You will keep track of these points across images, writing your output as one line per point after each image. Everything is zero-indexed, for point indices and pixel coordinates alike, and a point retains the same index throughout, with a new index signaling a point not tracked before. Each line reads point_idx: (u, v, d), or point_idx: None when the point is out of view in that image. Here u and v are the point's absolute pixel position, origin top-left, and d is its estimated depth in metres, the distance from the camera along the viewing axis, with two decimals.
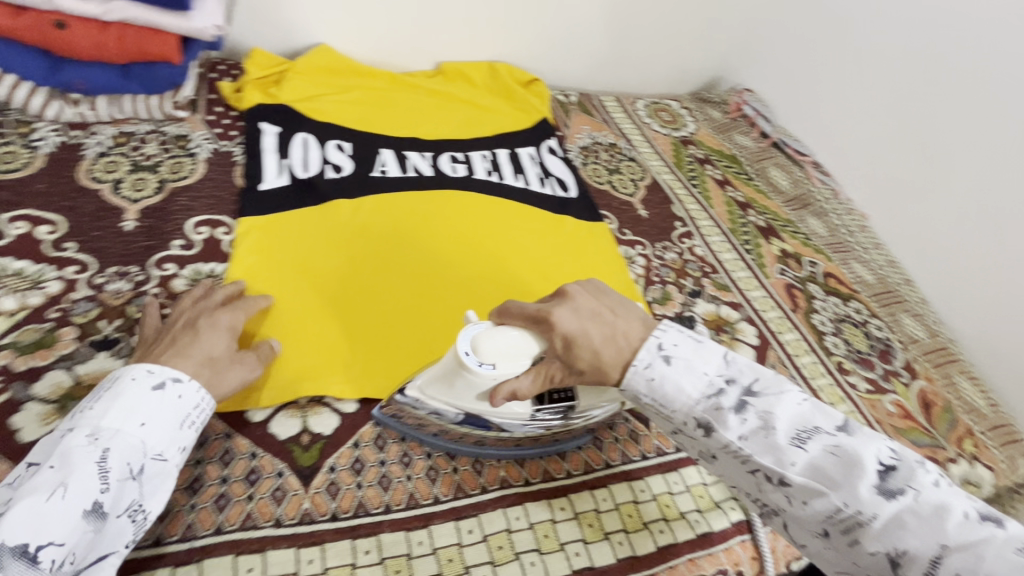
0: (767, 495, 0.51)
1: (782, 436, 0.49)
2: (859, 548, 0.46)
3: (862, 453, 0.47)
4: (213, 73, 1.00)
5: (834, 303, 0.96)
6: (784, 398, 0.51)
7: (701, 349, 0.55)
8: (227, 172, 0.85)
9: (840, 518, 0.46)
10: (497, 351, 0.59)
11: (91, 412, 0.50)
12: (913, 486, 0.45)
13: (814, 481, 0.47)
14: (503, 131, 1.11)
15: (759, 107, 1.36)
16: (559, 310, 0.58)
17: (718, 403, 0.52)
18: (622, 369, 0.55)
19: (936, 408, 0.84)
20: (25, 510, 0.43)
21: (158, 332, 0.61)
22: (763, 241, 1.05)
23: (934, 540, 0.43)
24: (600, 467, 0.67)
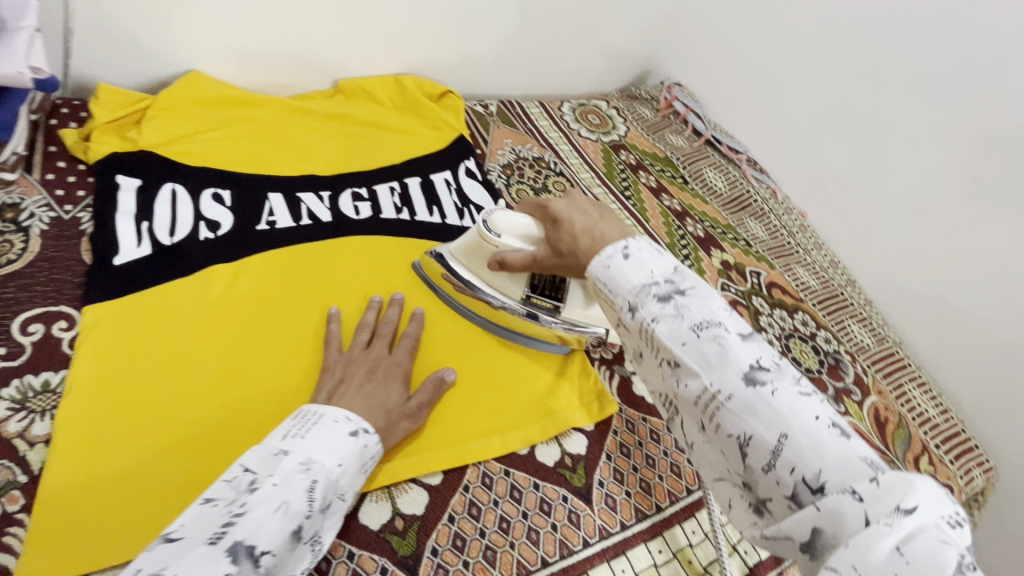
0: (664, 381, 0.47)
1: (688, 321, 0.45)
2: (719, 433, 0.43)
3: (746, 350, 0.44)
4: (52, 119, 0.83)
5: (780, 317, 0.91)
6: (708, 297, 0.47)
7: (661, 254, 0.51)
8: (70, 247, 0.71)
9: (708, 400, 0.43)
10: (506, 226, 0.67)
11: (303, 439, 0.48)
12: (784, 388, 0.42)
13: (696, 365, 0.44)
14: (415, 156, 0.99)
15: (690, 101, 1.29)
16: (557, 201, 0.61)
17: (646, 291, 0.48)
18: (590, 254, 0.53)
19: (890, 425, 0.80)
20: (256, 519, 0.41)
21: (344, 369, 0.61)
22: (703, 254, 0.99)
23: (779, 430, 0.40)
24: (536, 568, 0.56)
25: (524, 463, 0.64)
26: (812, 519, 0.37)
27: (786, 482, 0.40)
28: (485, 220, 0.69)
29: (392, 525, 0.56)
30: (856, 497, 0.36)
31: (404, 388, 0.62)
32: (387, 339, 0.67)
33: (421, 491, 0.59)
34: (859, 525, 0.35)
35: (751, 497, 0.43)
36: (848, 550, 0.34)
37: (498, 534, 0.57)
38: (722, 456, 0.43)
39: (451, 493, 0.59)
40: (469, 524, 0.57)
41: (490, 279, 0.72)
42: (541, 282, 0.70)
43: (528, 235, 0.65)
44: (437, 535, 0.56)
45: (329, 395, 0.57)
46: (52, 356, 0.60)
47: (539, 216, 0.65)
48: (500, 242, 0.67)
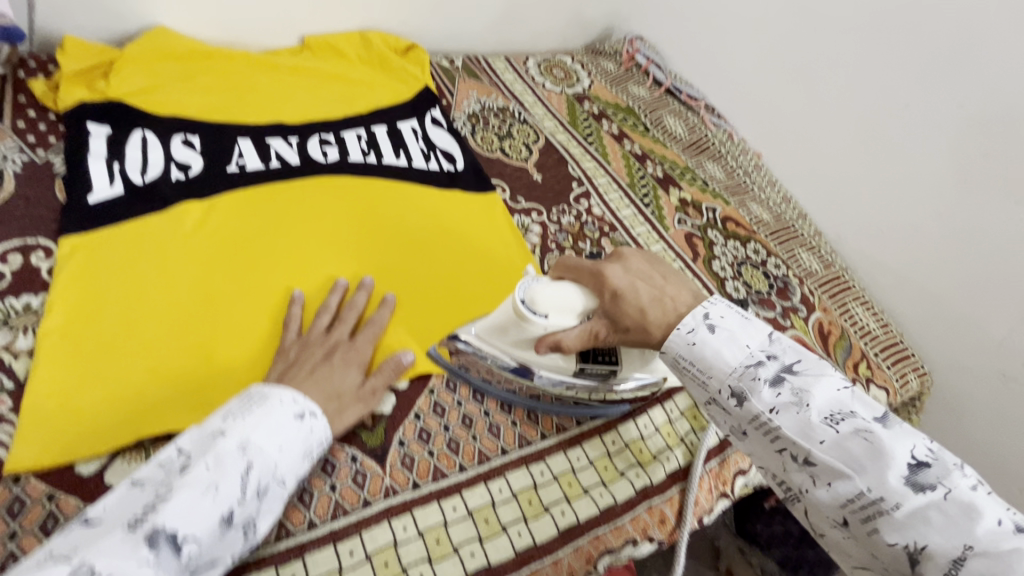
0: (790, 476, 0.51)
1: (817, 414, 0.49)
2: (878, 539, 0.46)
3: (898, 445, 0.47)
4: (21, 72, 0.85)
5: (733, 247, 0.96)
6: (823, 381, 0.51)
7: (747, 324, 0.55)
8: (43, 187, 0.73)
9: (861, 503, 0.46)
10: (551, 304, 0.59)
11: (243, 422, 0.49)
12: (953, 486, 0.44)
13: (835, 459, 0.48)
14: (382, 106, 1.02)
15: (652, 54, 1.33)
16: (611, 269, 0.61)
17: (754, 377, 0.52)
18: (665, 330, 0.56)
19: (833, 337, 0.86)
20: (180, 503, 0.42)
21: (299, 352, 0.62)
22: (662, 192, 1.03)
23: (960, 539, 0.42)
24: (496, 456, 0.61)
25: None
26: None
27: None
28: (523, 297, 0.60)
29: (362, 421, 0.60)
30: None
31: (362, 372, 0.62)
32: (353, 321, 0.66)
33: (389, 395, 0.63)
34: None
35: None
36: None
37: (460, 428, 0.62)
38: (876, 556, 0.46)
39: (417, 395, 0.64)
40: (434, 421, 0.62)
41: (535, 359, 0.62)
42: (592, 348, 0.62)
43: (580, 308, 0.59)
44: (404, 430, 0.60)
45: (278, 377, 0.58)
46: (31, 282, 0.63)
47: (590, 281, 0.61)
48: (550, 321, 0.59)
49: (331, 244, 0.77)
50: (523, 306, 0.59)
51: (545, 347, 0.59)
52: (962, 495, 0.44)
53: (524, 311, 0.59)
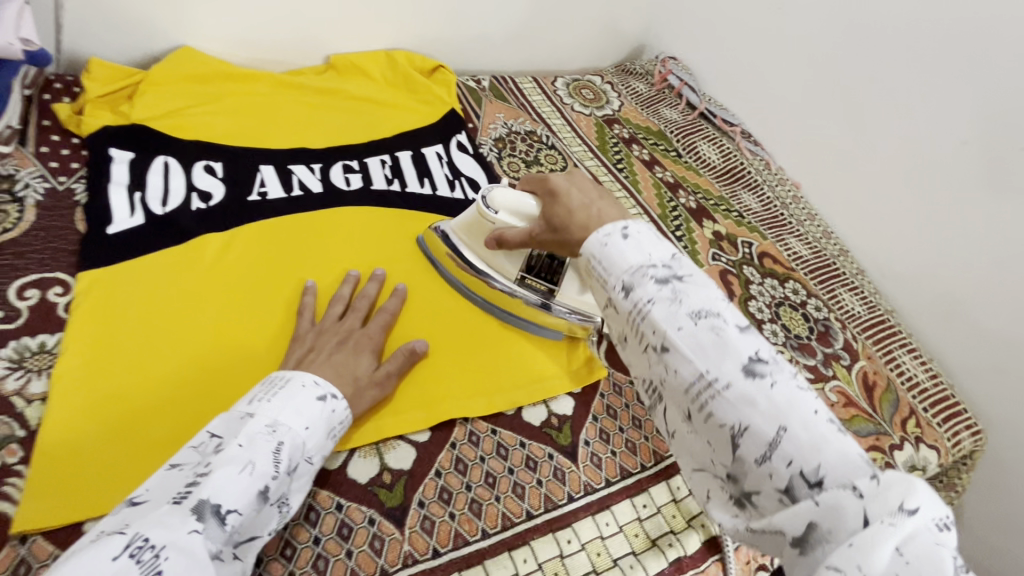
0: (653, 372, 0.42)
1: (684, 307, 0.41)
2: (711, 425, 0.39)
3: (746, 341, 0.40)
4: (46, 94, 0.84)
5: (770, 286, 0.91)
6: (708, 287, 0.42)
7: (661, 239, 0.45)
8: (64, 217, 0.72)
9: (701, 389, 0.39)
10: (503, 204, 0.66)
11: (269, 403, 0.49)
12: (783, 382, 0.38)
13: (690, 350, 0.40)
14: (408, 130, 0.99)
15: (685, 75, 1.28)
16: (556, 176, 0.57)
17: (644, 273, 0.43)
18: (585, 232, 0.49)
19: (878, 389, 0.80)
20: (221, 478, 0.41)
21: (315, 338, 0.62)
22: (695, 225, 0.99)
23: (777, 422, 0.37)
24: (521, 520, 0.57)
25: (509, 423, 0.65)
26: (809, 514, 0.35)
27: (780, 475, 0.36)
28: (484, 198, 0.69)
29: (380, 479, 0.57)
30: (854, 492, 0.34)
31: (374, 357, 0.62)
32: (363, 312, 0.67)
33: (408, 448, 0.60)
34: (857, 523, 0.33)
35: (734, 489, 0.40)
36: (852, 548, 0.32)
37: (484, 488, 0.59)
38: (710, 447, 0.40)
39: (437, 449, 0.61)
40: (456, 478, 0.59)
41: (489, 260, 0.72)
42: (536, 264, 0.70)
43: (523, 211, 0.64)
44: (424, 489, 0.57)
45: (296, 362, 0.58)
46: (49, 320, 0.62)
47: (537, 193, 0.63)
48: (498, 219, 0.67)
49: (342, 275, 0.75)
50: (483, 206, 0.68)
51: (491, 240, 0.66)
52: (786, 388, 0.38)
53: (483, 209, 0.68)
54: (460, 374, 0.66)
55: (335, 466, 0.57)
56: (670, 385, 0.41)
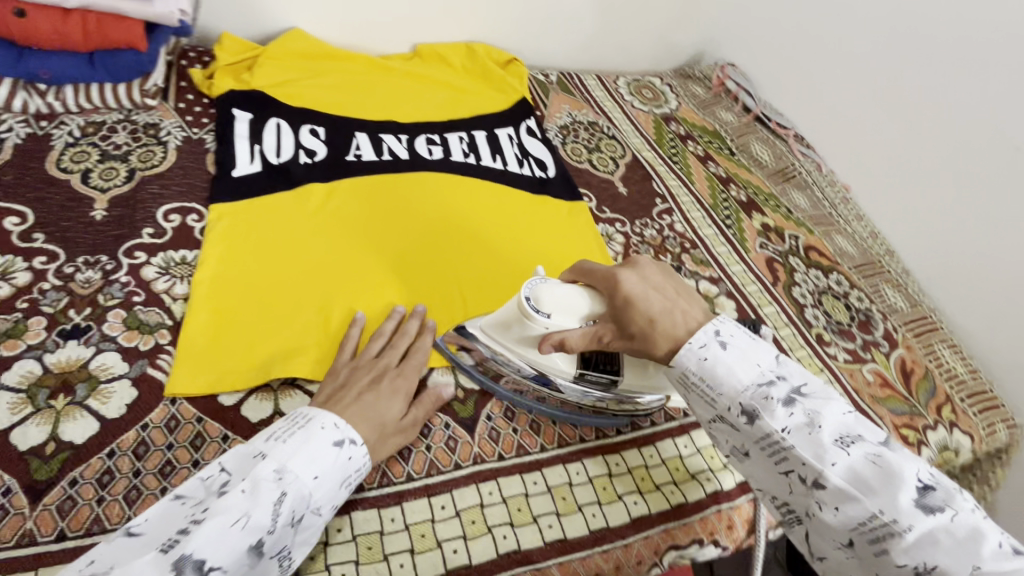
0: (798, 497, 0.51)
1: (826, 434, 0.49)
2: (885, 559, 0.46)
3: (906, 468, 0.47)
4: (183, 61, 0.98)
5: (814, 276, 0.96)
6: (833, 404, 0.51)
7: (756, 341, 0.54)
8: (197, 160, 0.84)
9: (873, 525, 0.46)
10: (554, 303, 0.59)
11: (283, 447, 0.49)
12: (957, 511, 0.45)
13: (848, 483, 0.47)
14: (483, 112, 1.09)
15: (742, 80, 1.34)
16: (626, 274, 0.58)
17: (769, 396, 0.51)
18: (672, 343, 0.54)
19: (915, 375, 0.84)
20: (210, 531, 0.42)
21: (349, 375, 0.61)
22: (744, 216, 1.04)
23: (968, 561, 0.43)
24: (575, 442, 0.65)
25: None
26: None
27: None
28: (528, 295, 0.60)
29: (455, 394, 0.66)
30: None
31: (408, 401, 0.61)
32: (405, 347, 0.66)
33: None
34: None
35: None
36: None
37: (542, 412, 0.67)
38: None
39: None
40: (519, 402, 0.67)
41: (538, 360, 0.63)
42: (595, 357, 0.63)
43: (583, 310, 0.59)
44: (492, 406, 0.66)
45: (325, 400, 0.58)
46: (188, 239, 0.74)
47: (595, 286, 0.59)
48: (551, 320, 0.59)
49: (427, 244, 0.82)
50: (527, 305, 0.60)
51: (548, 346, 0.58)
52: (964, 518, 0.45)
53: (527, 309, 0.60)
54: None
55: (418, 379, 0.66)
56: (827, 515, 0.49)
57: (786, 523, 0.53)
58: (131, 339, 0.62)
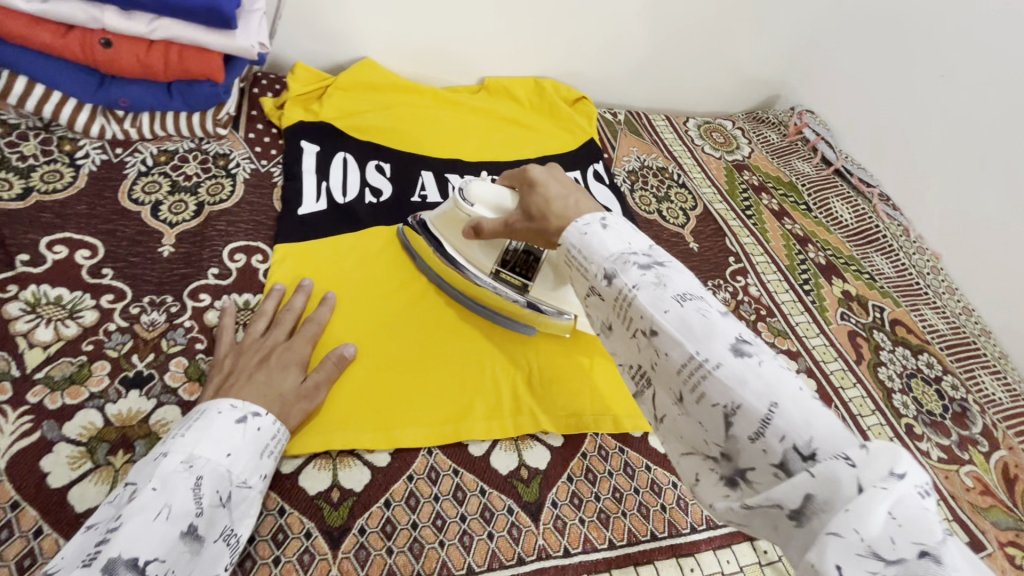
0: (644, 355, 0.45)
1: (669, 291, 0.44)
2: (703, 405, 0.40)
3: (729, 323, 0.42)
4: (255, 88, 0.97)
5: (901, 355, 0.88)
6: (686, 275, 0.46)
7: (637, 232, 0.50)
8: (265, 196, 0.83)
9: (690, 369, 0.41)
10: (479, 195, 0.67)
11: (184, 438, 0.48)
12: (767, 359, 0.40)
13: (677, 330, 0.42)
14: (549, 153, 1.05)
15: (822, 129, 1.27)
16: (535, 168, 0.60)
17: (627, 260, 0.46)
18: (563, 223, 0.52)
19: (1020, 483, 0.77)
20: (133, 531, 0.41)
21: (234, 361, 0.60)
22: (824, 281, 0.98)
23: (768, 399, 0.38)
24: (646, 539, 0.60)
25: (636, 445, 0.67)
26: (804, 486, 0.35)
27: (774, 450, 0.37)
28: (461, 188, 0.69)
29: (518, 473, 0.62)
30: (847, 462, 0.34)
31: (303, 369, 0.61)
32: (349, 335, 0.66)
33: (543, 450, 0.64)
34: (853, 490, 0.32)
35: (728, 469, 0.41)
36: (849, 514, 0.32)
37: (611, 501, 0.62)
38: (702, 428, 0.41)
39: (570, 457, 0.64)
40: (586, 487, 0.62)
41: (462, 248, 0.72)
42: (511, 258, 0.70)
43: (500, 203, 0.66)
44: (557, 491, 0.61)
45: (215, 391, 0.56)
46: (252, 282, 0.72)
47: (515, 183, 0.65)
48: (473, 209, 0.67)
49: None
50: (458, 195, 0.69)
51: (468, 232, 0.65)
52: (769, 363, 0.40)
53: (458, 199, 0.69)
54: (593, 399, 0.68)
55: (480, 453, 0.62)
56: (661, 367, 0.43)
57: (636, 393, 0.48)
58: (192, 393, 0.60)
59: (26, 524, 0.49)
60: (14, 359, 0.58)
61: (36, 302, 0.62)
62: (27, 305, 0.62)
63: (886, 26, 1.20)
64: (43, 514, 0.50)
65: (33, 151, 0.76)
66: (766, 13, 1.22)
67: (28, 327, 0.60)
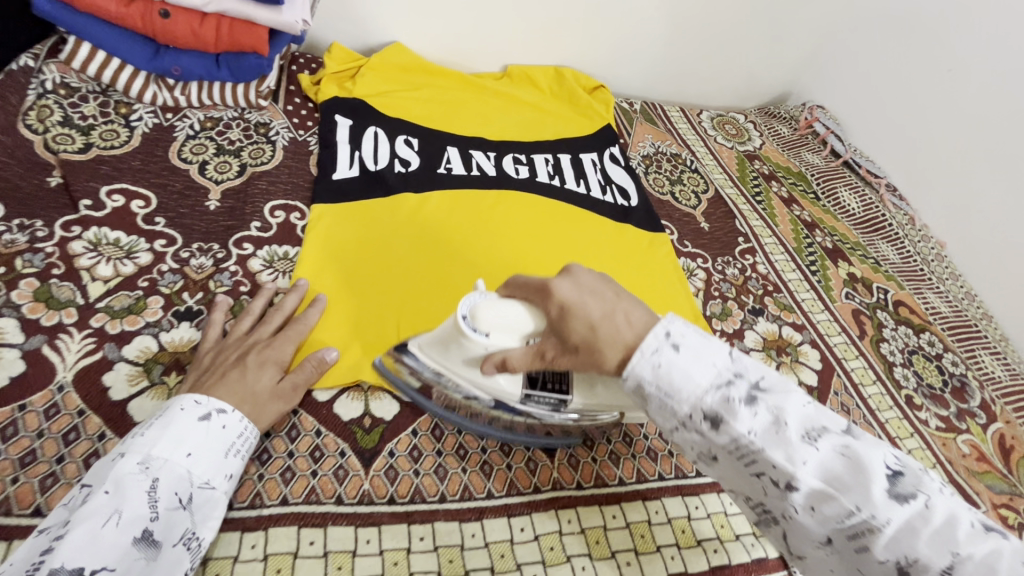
0: (772, 501, 0.45)
1: (794, 431, 0.44)
2: (867, 556, 0.41)
3: (870, 457, 0.42)
4: (293, 66, 1.04)
5: (904, 333, 0.92)
6: (792, 395, 0.46)
7: (711, 343, 0.49)
8: (302, 160, 0.89)
9: (850, 523, 0.41)
10: (493, 321, 0.55)
11: (143, 439, 0.48)
12: (925, 493, 0.41)
13: (822, 483, 0.42)
14: (567, 136, 1.10)
15: (832, 124, 1.30)
16: (559, 282, 0.53)
17: (730, 397, 0.46)
18: (622, 351, 0.49)
19: (1015, 453, 0.79)
20: (80, 537, 0.41)
21: (213, 360, 0.59)
22: (830, 264, 1.01)
23: (947, 550, 0.39)
24: (654, 479, 0.64)
25: None
26: None
27: None
28: (465, 313, 0.56)
29: None
30: None
31: (282, 370, 0.59)
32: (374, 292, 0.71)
33: None
34: None
35: None
36: None
37: (622, 444, 0.66)
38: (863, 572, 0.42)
39: None
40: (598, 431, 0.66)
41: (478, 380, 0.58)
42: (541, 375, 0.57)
43: (522, 326, 0.55)
44: None
45: (189, 387, 0.55)
46: (291, 236, 0.77)
47: (535, 299, 0.55)
48: (490, 338, 0.55)
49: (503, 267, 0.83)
50: (465, 322, 0.56)
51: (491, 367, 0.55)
52: (929, 500, 0.41)
53: (466, 327, 0.56)
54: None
55: None
56: (804, 517, 0.44)
57: (760, 524, 0.48)
58: None
59: (91, 430, 0.54)
60: (78, 289, 0.63)
61: (97, 242, 0.68)
62: (89, 244, 0.67)
63: (895, 26, 1.24)
64: (106, 422, 0.55)
65: (93, 111, 0.82)
66: (781, 10, 1.27)
67: (91, 263, 0.66)
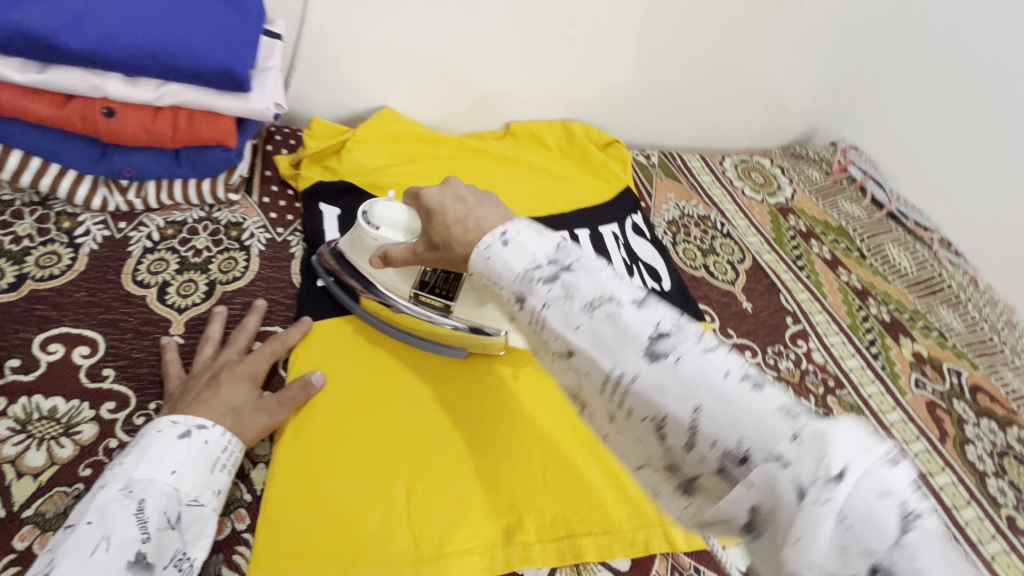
0: (566, 375, 0.40)
1: (577, 301, 0.38)
2: (632, 418, 0.37)
3: (642, 318, 0.37)
4: (268, 145, 0.91)
5: (988, 429, 0.80)
6: (597, 269, 0.40)
7: (544, 235, 0.43)
8: (282, 269, 0.76)
9: (611, 384, 0.37)
10: (383, 217, 0.64)
11: (123, 466, 0.47)
12: (687, 351, 0.36)
13: (591, 346, 0.37)
14: (583, 205, 0.98)
15: (868, 167, 1.20)
16: (431, 190, 0.52)
17: (532, 276, 0.40)
18: (469, 249, 0.46)
19: None
20: (69, 568, 0.40)
21: (182, 388, 0.57)
22: (891, 341, 0.89)
23: (693, 402, 0.34)
24: None
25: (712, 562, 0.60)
26: (748, 499, 0.32)
27: (710, 458, 0.34)
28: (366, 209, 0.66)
29: None
30: (780, 461, 0.31)
31: (256, 386, 0.60)
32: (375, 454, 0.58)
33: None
34: (791, 499, 0.30)
35: (678, 481, 0.37)
36: (799, 544, 0.29)
37: None
38: (639, 444, 0.37)
39: None
40: None
41: (376, 273, 0.68)
42: (432, 280, 0.68)
43: (405, 225, 0.64)
44: None
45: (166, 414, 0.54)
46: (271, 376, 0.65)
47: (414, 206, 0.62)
48: (380, 233, 0.64)
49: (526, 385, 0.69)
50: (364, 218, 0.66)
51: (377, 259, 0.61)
52: (688, 357, 0.35)
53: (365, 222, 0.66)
54: (621, 500, 0.61)
55: None
56: (586, 384, 0.39)
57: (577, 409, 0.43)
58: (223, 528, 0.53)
59: None
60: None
61: (26, 418, 0.55)
62: (17, 422, 0.54)
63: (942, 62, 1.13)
64: None
65: (29, 230, 0.70)
66: (812, 44, 1.14)
67: (17, 450, 0.53)
